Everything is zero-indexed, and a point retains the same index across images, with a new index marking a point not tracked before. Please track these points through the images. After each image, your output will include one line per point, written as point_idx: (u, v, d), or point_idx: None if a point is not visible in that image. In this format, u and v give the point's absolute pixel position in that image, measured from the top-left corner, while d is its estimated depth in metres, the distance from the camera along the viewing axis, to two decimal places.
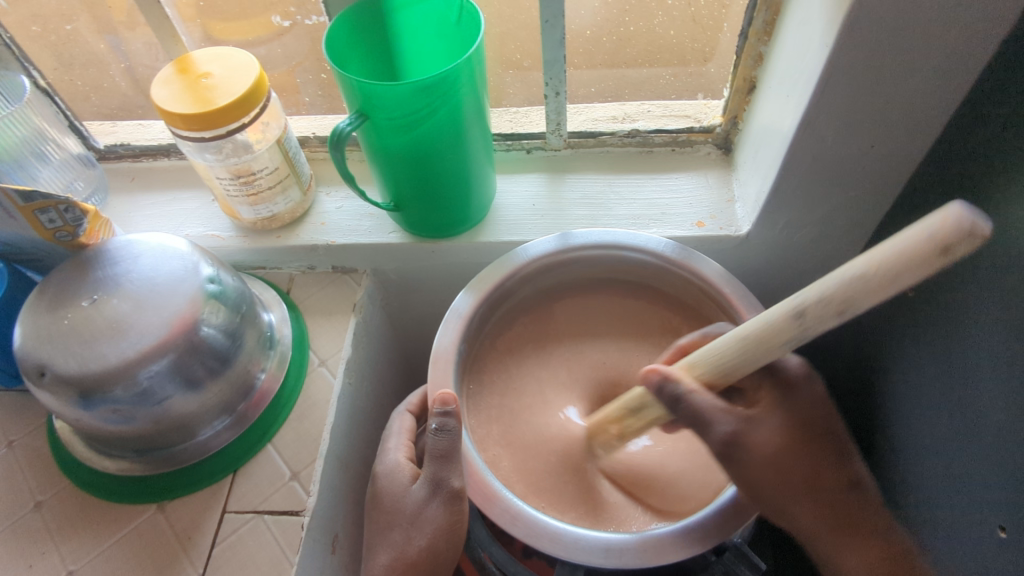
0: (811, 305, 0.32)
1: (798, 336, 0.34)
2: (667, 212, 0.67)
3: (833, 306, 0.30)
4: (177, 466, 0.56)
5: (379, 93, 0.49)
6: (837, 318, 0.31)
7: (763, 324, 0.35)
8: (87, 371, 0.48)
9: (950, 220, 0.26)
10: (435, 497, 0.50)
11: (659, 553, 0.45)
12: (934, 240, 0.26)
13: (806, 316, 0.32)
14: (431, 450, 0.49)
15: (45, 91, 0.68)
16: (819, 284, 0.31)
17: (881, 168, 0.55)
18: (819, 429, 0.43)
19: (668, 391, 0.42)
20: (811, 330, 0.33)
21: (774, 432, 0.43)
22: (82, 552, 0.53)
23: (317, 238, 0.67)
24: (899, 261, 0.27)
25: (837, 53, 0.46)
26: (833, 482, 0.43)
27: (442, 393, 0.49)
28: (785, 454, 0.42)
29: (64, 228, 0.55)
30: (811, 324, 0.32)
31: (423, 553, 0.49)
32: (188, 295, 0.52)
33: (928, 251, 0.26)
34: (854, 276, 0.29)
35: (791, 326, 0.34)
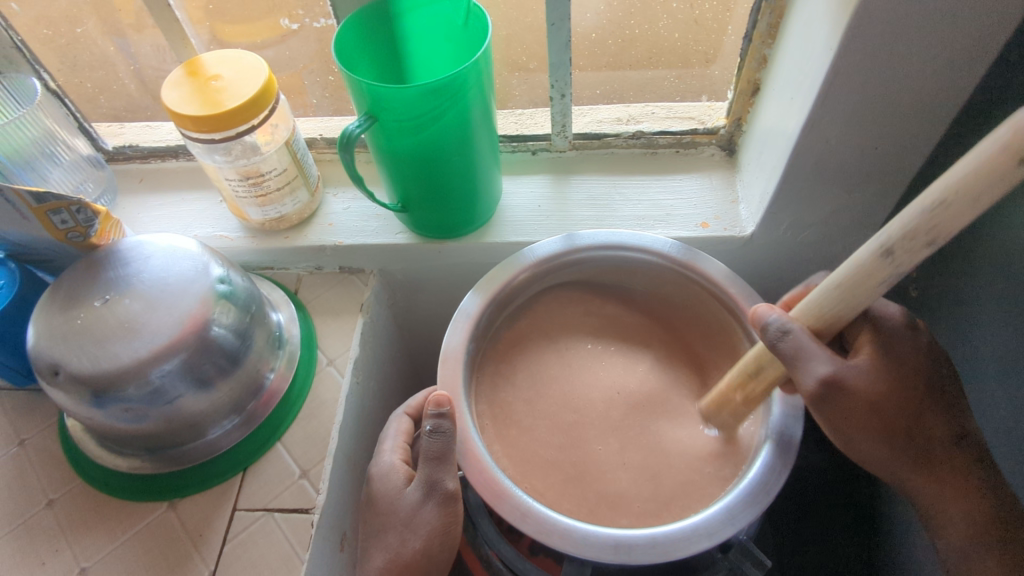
0: (895, 234, 0.33)
1: (891, 276, 0.35)
2: (672, 213, 0.67)
3: (921, 236, 0.32)
4: (187, 465, 0.56)
5: (389, 96, 0.50)
6: (928, 248, 0.32)
7: (855, 266, 0.36)
8: (100, 370, 0.49)
9: (1017, 137, 0.27)
10: (429, 500, 0.50)
11: (666, 550, 0.45)
12: (1007, 145, 0.27)
13: (896, 252, 0.33)
14: (426, 451, 0.49)
15: (55, 93, 0.69)
16: (901, 216, 0.33)
17: (885, 169, 0.55)
18: (908, 384, 0.45)
19: (772, 330, 0.44)
20: (904, 266, 0.34)
21: (866, 376, 0.45)
22: (94, 550, 0.53)
23: (325, 238, 0.67)
24: (977, 175, 0.28)
25: (842, 55, 0.46)
26: (935, 434, 0.46)
27: (436, 395, 0.48)
28: (880, 405, 0.45)
29: (76, 229, 0.55)
30: (901, 259, 0.33)
31: (418, 555, 0.50)
32: (200, 295, 0.53)
33: (1003, 156, 0.27)
34: (931, 203, 0.31)
35: (880, 264, 0.35)
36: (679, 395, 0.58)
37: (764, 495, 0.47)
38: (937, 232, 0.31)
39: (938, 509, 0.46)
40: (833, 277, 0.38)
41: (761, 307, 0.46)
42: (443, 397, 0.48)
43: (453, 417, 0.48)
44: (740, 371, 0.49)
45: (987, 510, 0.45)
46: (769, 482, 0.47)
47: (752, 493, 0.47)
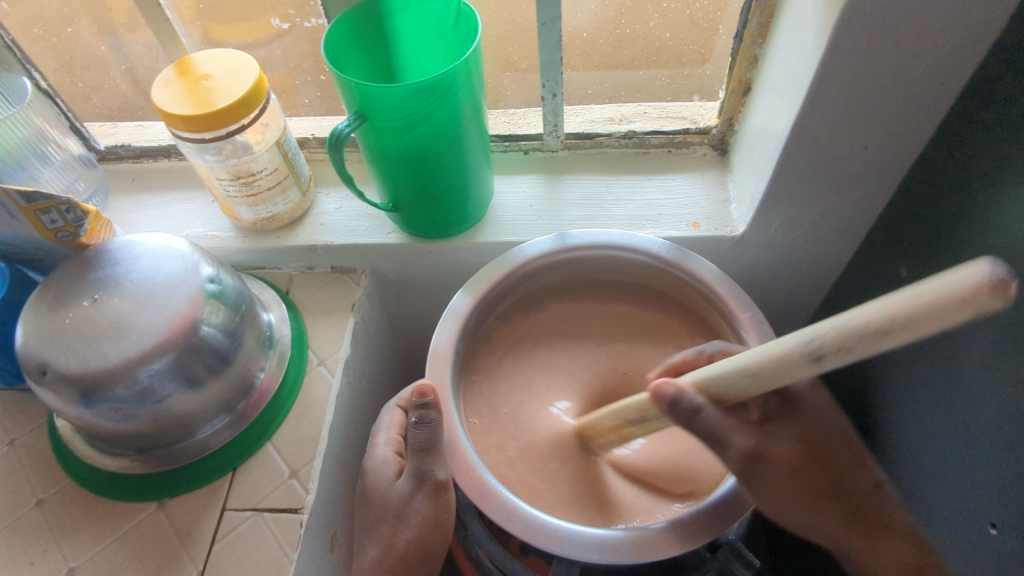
0: (828, 334, 0.29)
1: (807, 374, 0.31)
2: (663, 212, 0.67)
3: (835, 349, 0.28)
4: (176, 464, 0.56)
5: (377, 95, 0.50)
6: (829, 359, 0.29)
7: (772, 356, 0.33)
8: (87, 369, 0.49)
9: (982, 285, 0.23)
10: (420, 491, 0.51)
11: (655, 547, 0.45)
12: (960, 297, 0.24)
13: (823, 357, 0.29)
14: (414, 443, 0.50)
15: (47, 92, 0.69)
16: (830, 319, 0.29)
17: (873, 170, 0.55)
18: (819, 438, 0.46)
19: (685, 405, 0.40)
20: (827, 371, 0.30)
21: (795, 441, 0.46)
22: (82, 550, 0.53)
23: (316, 238, 0.67)
24: (915, 311, 0.25)
25: (830, 55, 0.46)
26: (857, 483, 0.45)
27: (421, 385, 0.50)
28: (801, 464, 0.45)
29: (65, 228, 0.55)
30: (822, 362, 0.29)
31: (411, 546, 0.51)
32: (188, 295, 0.52)
33: (954, 305, 0.24)
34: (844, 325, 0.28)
35: (806, 365, 0.30)
36: None
37: (751, 493, 0.47)
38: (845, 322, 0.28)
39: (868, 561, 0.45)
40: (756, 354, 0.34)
41: (662, 381, 0.41)
42: (425, 384, 0.50)
43: (438, 407, 0.50)
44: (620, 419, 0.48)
45: (913, 552, 0.44)
46: None
47: (740, 491, 0.47)
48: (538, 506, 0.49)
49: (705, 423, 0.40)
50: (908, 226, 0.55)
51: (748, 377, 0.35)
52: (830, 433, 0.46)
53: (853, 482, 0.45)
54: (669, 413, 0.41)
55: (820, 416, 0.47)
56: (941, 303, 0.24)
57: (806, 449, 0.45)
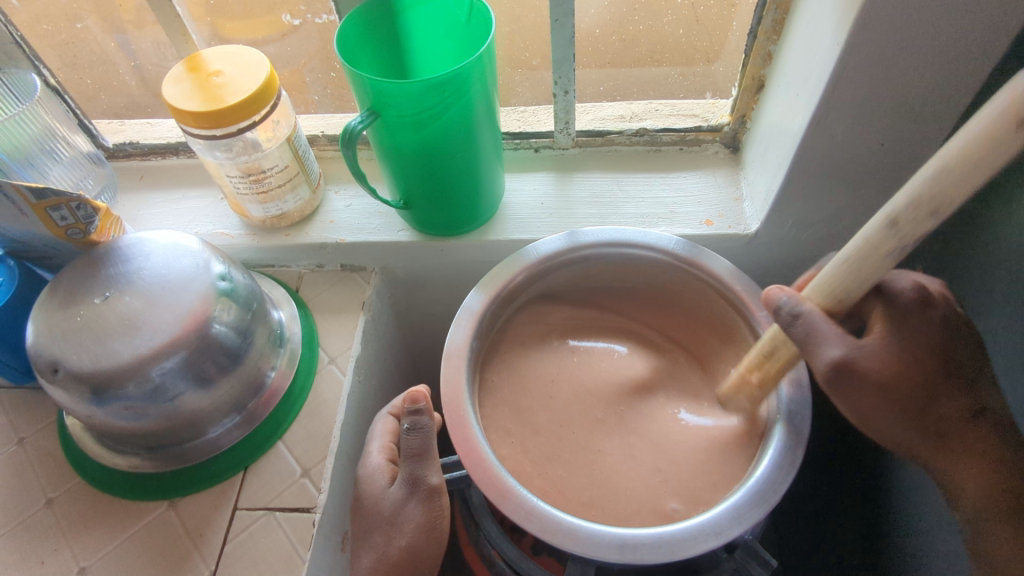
0: (906, 209, 0.33)
1: (900, 247, 0.34)
2: (675, 211, 0.67)
3: (924, 205, 0.32)
4: (186, 464, 0.56)
5: (392, 92, 0.50)
6: (931, 218, 0.32)
7: (863, 238, 0.36)
8: (98, 367, 0.48)
9: (1018, 90, 0.26)
10: (412, 497, 0.51)
11: (675, 548, 0.44)
12: (1007, 113, 0.27)
13: (902, 223, 0.33)
14: (406, 449, 0.51)
15: (55, 89, 0.68)
16: (908, 186, 0.32)
17: (890, 166, 0.55)
18: (913, 372, 0.42)
19: (784, 312, 0.43)
20: (910, 239, 0.33)
21: (881, 360, 0.42)
22: (92, 550, 0.53)
23: (326, 236, 0.67)
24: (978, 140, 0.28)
25: (850, 51, 0.46)
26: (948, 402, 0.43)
27: (412, 392, 0.51)
28: (899, 379, 0.42)
29: (75, 225, 0.55)
30: (907, 231, 0.33)
31: (404, 553, 0.50)
32: (200, 292, 0.52)
33: (1004, 123, 0.27)
34: (931, 174, 0.31)
35: (889, 240, 0.34)
36: None
37: (771, 493, 0.46)
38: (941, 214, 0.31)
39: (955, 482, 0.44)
40: (841, 249, 0.38)
41: (772, 288, 0.45)
42: (416, 390, 0.51)
43: (430, 414, 0.51)
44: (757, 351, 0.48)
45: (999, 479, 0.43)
46: (775, 481, 0.47)
47: (759, 490, 0.46)
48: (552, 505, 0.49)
49: (804, 325, 0.42)
50: None
51: (846, 267, 0.38)
52: (926, 360, 0.42)
53: (942, 403, 0.43)
54: (777, 320, 0.44)
55: (916, 350, 0.42)
56: (1000, 112, 0.27)
57: (901, 371, 0.42)
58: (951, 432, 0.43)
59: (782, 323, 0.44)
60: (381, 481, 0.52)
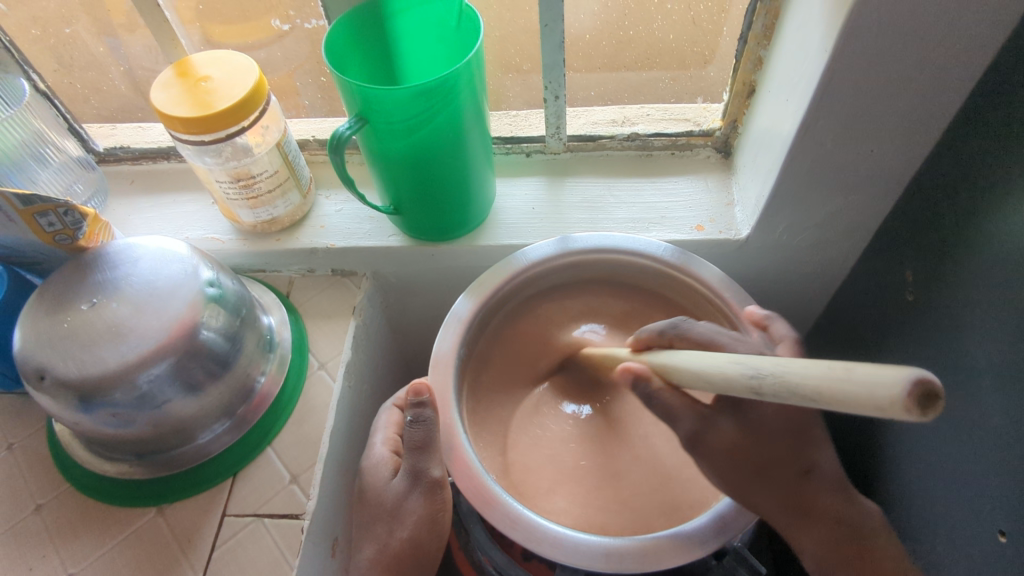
0: (769, 377, 0.31)
1: (745, 396, 0.33)
2: (667, 215, 0.67)
3: (785, 390, 0.30)
4: (175, 470, 0.56)
5: (379, 98, 0.50)
6: (785, 398, 0.30)
7: (724, 371, 0.35)
8: (86, 374, 0.48)
9: (901, 396, 0.24)
10: (415, 489, 0.50)
11: (661, 557, 0.45)
12: (886, 395, 0.24)
13: (760, 387, 0.32)
14: (409, 442, 0.49)
15: (45, 94, 0.69)
16: (789, 359, 0.30)
17: (880, 172, 0.55)
18: (780, 435, 0.45)
19: (639, 390, 0.45)
20: (758, 396, 0.32)
21: (738, 424, 0.45)
22: (81, 556, 0.53)
23: (317, 241, 0.67)
24: (852, 391, 0.26)
25: (837, 57, 0.46)
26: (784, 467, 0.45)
27: (415, 385, 0.49)
28: (739, 454, 0.45)
29: (63, 231, 0.54)
30: (763, 396, 0.31)
31: (405, 545, 0.50)
32: (188, 298, 0.52)
33: (877, 395, 0.25)
34: (806, 372, 0.29)
35: (744, 387, 0.33)
36: None
37: None
38: (792, 392, 0.29)
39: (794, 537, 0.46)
40: (705, 367, 0.37)
41: (629, 363, 0.46)
42: (420, 383, 0.49)
43: (433, 406, 0.49)
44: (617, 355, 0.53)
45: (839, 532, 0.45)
46: None
47: None
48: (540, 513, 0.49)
49: (661, 406, 0.45)
50: (913, 230, 0.54)
51: (702, 379, 0.38)
52: (778, 424, 0.45)
53: (807, 463, 0.45)
54: (634, 391, 0.46)
55: (780, 415, 0.45)
56: (878, 392, 0.25)
57: (749, 435, 0.45)
58: (802, 495, 0.45)
59: (635, 393, 0.46)
60: (382, 471, 0.53)
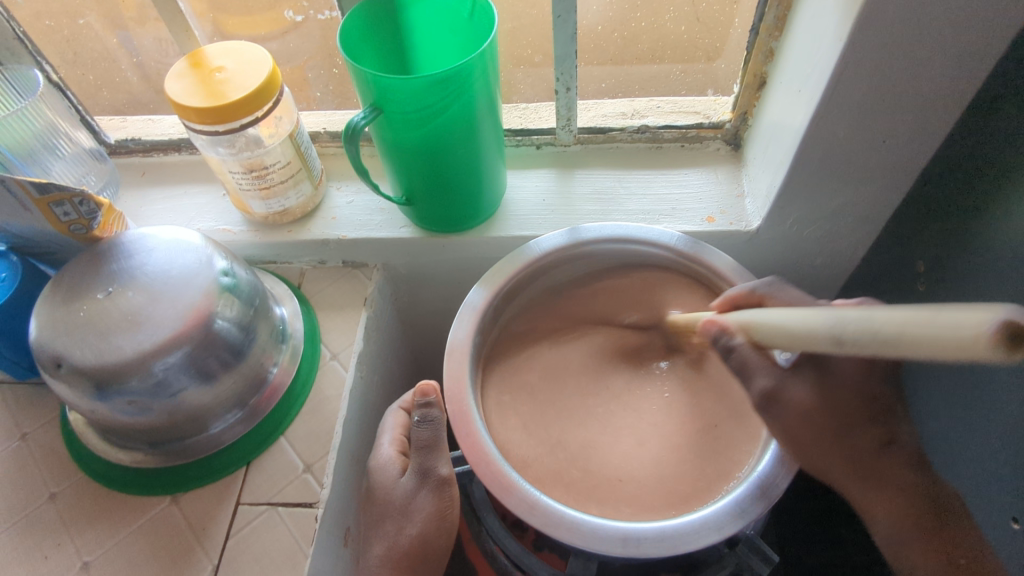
0: (853, 322, 0.30)
1: (836, 351, 0.32)
2: (677, 207, 0.67)
3: (869, 336, 0.29)
4: (189, 459, 0.56)
5: (395, 88, 0.50)
6: (872, 351, 0.29)
7: (808, 324, 0.34)
8: (102, 362, 0.48)
9: (985, 335, 0.24)
10: (424, 487, 0.52)
11: (676, 543, 0.45)
12: (962, 339, 0.25)
13: (845, 341, 0.31)
14: (416, 441, 0.52)
15: (58, 85, 0.69)
16: (864, 309, 0.30)
17: (891, 164, 0.55)
18: (841, 401, 0.46)
19: (720, 343, 0.45)
20: (850, 356, 0.31)
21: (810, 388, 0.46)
22: (96, 545, 0.53)
23: (328, 232, 0.67)
24: (937, 333, 0.26)
25: (852, 47, 0.46)
26: (866, 435, 0.46)
27: (422, 385, 0.52)
28: (812, 417, 0.45)
29: (78, 221, 0.55)
30: (849, 348, 0.31)
31: (415, 542, 0.50)
32: (202, 288, 0.52)
33: (957, 344, 0.25)
34: (887, 316, 0.28)
35: (829, 346, 0.32)
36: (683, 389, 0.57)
37: (773, 488, 0.46)
38: (879, 334, 0.28)
39: (869, 507, 0.46)
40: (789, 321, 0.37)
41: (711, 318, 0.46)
42: (427, 384, 0.52)
43: (440, 406, 0.52)
44: (699, 339, 0.49)
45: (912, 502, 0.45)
46: (777, 477, 0.47)
47: (761, 485, 0.47)
48: (555, 500, 0.49)
49: (738, 359, 0.44)
50: (925, 221, 0.55)
51: (783, 336, 0.37)
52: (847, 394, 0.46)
53: (857, 433, 0.46)
54: (711, 343, 0.46)
55: (839, 385, 0.47)
56: (958, 333, 0.25)
57: (824, 402, 0.46)
58: (869, 460, 0.46)
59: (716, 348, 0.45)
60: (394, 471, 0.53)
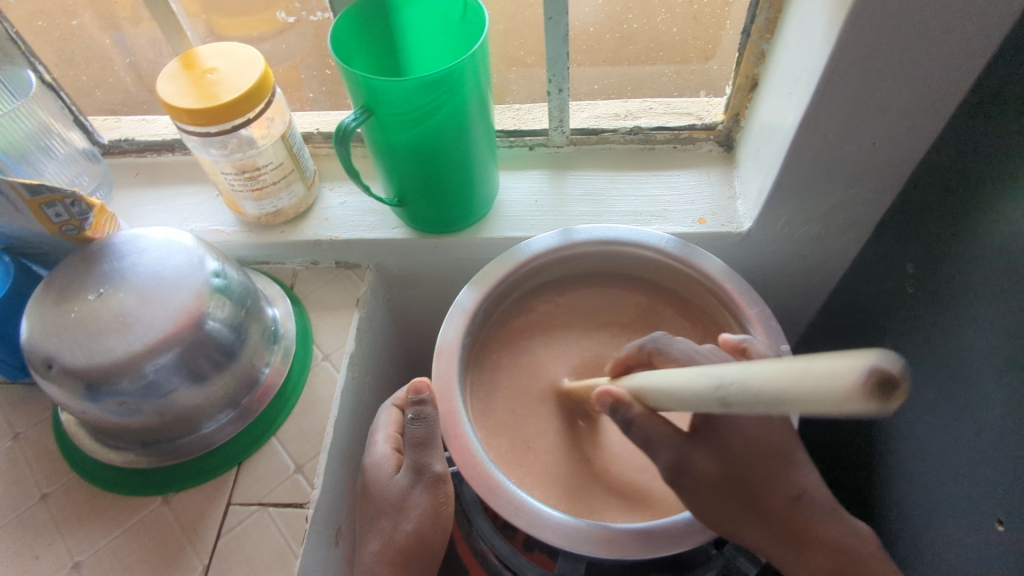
0: (731, 385, 0.28)
1: (715, 410, 0.30)
2: (669, 208, 0.67)
3: (739, 402, 0.27)
4: (181, 459, 0.56)
5: (385, 90, 0.50)
6: (749, 403, 0.27)
7: (693, 387, 0.32)
8: (93, 363, 0.48)
9: (858, 384, 0.21)
10: (418, 484, 0.51)
11: (663, 544, 0.45)
12: (842, 383, 0.22)
13: (730, 403, 0.28)
14: (410, 438, 0.50)
15: (50, 85, 0.68)
16: (742, 367, 0.28)
17: (881, 166, 0.55)
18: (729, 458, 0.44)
19: (619, 416, 0.42)
20: (729, 411, 0.29)
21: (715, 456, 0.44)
22: (87, 544, 0.53)
23: (321, 233, 0.67)
24: (786, 392, 0.24)
25: (840, 49, 0.46)
26: (768, 497, 0.44)
27: (416, 381, 0.50)
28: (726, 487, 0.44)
29: (70, 222, 0.55)
30: (733, 408, 0.28)
31: (410, 538, 0.50)
32: (193, 289, 0.52)
33: (840, 390, 0.22)
34: (754, 380, 0.26)
35: (715, 408, 0.30)
36: None
37: None
38: (753, 398, 0.26)
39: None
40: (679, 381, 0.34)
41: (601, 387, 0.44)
42: (421, 382, 0.50)
43: (434, 403, 0.50)
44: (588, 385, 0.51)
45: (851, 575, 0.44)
46: None
47: None
48: (543, 501, 0.49)
49: (638, 434, 0.42)
50: (914, 223, 0.55)
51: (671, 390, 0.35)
52: (741, 447, 0.44)
53: (765, 498, 0.44)
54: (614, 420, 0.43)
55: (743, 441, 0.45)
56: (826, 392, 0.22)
57: (736, 462, 0.44)
58: (777, 519, 0.45)
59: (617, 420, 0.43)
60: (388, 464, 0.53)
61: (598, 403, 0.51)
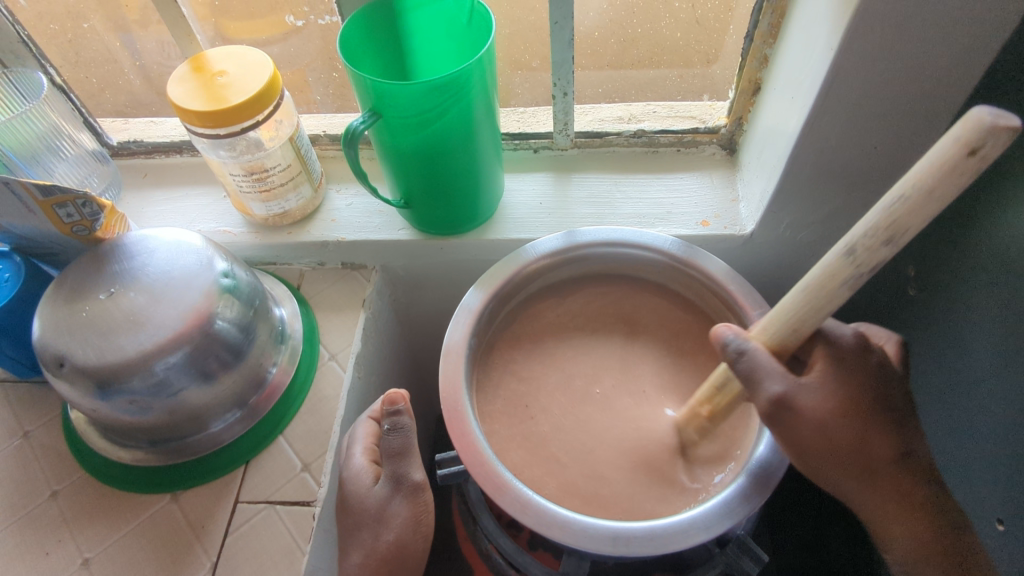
0: (862, 233, 0.34)
1: (854, 275, 0.35)
2: (672, 211, 0.68)
3: (881, 233, 0.33)
4: (189, 457, 0.57)
5: (394, 93, 0.51)
6: (887, 245, 0.33)
7: (821, 273, 0.37)
8: (104, 362, 0.49)
9: (978, 120, 0.28)
10: (397, 494, 0.54)
11: (666, 542, 0.45)
12: (960, 139, 0.28)
13: (858, 250, 0.34)
14: (387, 449, 0.53)
15: (61, 88, 0.70)
16: (866, 217, 0.34)
17: (883, 170, 0.56)
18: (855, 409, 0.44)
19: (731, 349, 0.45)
20: (864, 267, 0.35)
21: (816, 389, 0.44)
22: (97, 541, 0.54)
23: (327, 234, 0.68)
24: (935, 173, 0.29)
25: (843, 55, 0.47)
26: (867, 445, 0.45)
27: (392, 393, 0.53)
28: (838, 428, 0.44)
29: (81, 222, 0.55)
30: (864, 258, 0.34)
31: (391, 546, 0.52)
32: (203, 289, 0.53)
33: (957, 149, 0.28)
34: (891, 202, 0.32)
35: (848, 271, 0.36)
36: (676, 391, 0.58)
37: (761, 490, 0.47)
38: (898, 243, 0.33)
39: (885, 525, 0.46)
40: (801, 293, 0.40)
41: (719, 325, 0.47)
42: (396, 393, 0.53)
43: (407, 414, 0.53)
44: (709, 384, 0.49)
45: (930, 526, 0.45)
46: (765, 477, 0.48)
47: (750, 486, 0.47)
48: (548, 500, 0.50)
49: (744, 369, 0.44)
50: None
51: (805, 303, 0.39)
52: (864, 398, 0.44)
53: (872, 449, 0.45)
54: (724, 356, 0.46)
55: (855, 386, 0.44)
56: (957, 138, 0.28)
57: (841, 408, 0.44)
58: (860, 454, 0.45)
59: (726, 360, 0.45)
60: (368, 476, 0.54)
61: (717, 403, 0.49)
